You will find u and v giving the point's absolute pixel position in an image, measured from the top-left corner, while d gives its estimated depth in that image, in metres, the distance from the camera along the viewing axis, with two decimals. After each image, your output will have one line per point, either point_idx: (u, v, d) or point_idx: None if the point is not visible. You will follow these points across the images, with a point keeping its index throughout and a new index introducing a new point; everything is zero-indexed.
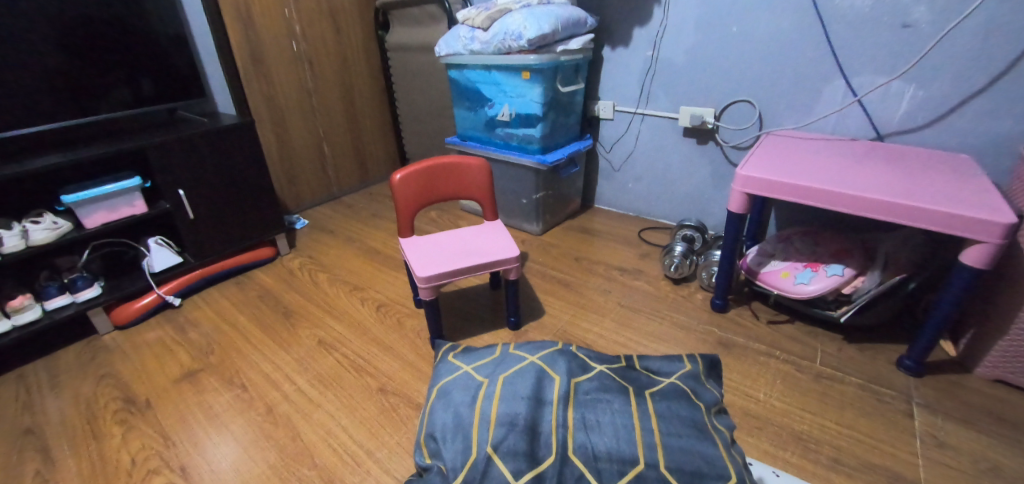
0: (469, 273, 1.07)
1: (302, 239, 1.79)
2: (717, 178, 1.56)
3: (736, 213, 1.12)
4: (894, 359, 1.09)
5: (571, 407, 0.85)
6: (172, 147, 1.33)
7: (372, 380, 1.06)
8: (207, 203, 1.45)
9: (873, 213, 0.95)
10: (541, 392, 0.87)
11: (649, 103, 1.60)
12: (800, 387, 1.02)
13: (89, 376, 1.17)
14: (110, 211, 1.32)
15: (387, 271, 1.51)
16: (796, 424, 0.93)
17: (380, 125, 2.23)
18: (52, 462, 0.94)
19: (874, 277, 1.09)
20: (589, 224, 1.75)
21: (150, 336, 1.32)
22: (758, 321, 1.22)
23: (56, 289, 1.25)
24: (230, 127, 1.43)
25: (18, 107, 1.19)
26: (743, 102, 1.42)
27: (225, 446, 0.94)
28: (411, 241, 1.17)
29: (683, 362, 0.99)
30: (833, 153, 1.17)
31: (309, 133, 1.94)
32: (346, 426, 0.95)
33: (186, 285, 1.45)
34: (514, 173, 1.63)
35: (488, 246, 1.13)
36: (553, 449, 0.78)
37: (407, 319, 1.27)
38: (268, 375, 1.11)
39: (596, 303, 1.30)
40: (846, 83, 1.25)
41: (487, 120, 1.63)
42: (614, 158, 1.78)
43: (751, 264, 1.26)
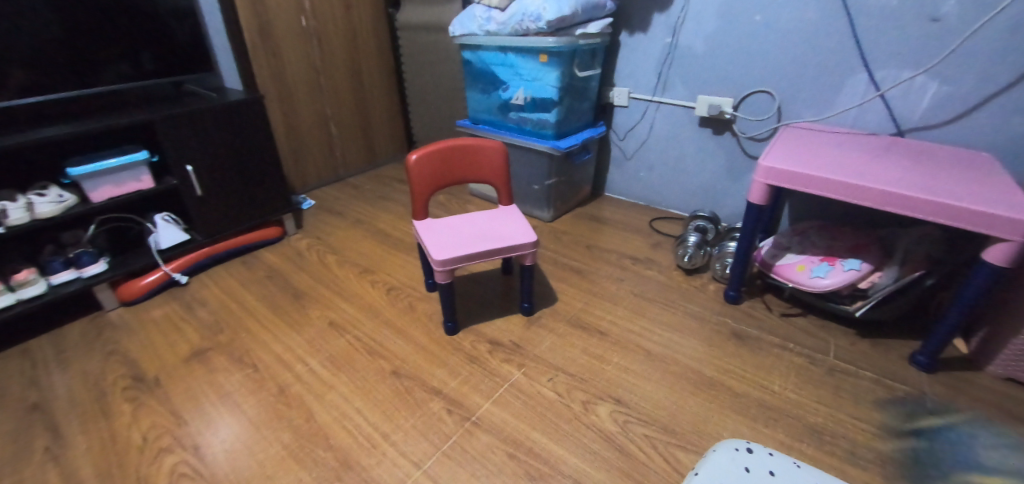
0: (486, 257, 1.05)
1: (308, 220, 1.76)
2: (732, 169, 1.54)
3: (755, 204, 1.11)
4: (907, 355, 1.08)
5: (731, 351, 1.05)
6: (180, 122, 1.30)
7: (385, 363, 1.05)
8: (214, 180, 1.43)
9: (895, 207, 0.94)
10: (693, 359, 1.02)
11: (666, 91, 1.58)
12: (815, 379, 1.01)
13: (95, 352, 1.16)
14: (116, 186, 1.29)
15: (396, 254, 1.50)
16: (811, 417, 0.93)
17: (388, 107, 2.19)
18: (61, 438, 0.93)
19: (892, 273, 1.08)
20: (599, 212, 1.74)
21: (156, 313, 1.30)
22: (770, 313, 1.22)
23: (61, 264, 1.23)
24: (238, 103, 1.40)
25: (24, 77, 1.16)
26: (762, 93, 1.40)
27: (238, 425, 0.93)
28: (425, 224, 1.16)
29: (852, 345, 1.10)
30: (853, 147, 1.16)
31: (316, 113, 1.90)
32: (360, 408, 0.94)
33: (192, 263, 1.43)
34: (527, 158, 1.61)
35: (504, 230, 1.11)
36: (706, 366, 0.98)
37: (418, 303, 1.25)
38: (279, 355, 1.10)
39: (608, 291, 1.29)
40: (869, 77, 1.23)
41: (501, 104, 1.60)
42: (627, 147, 1.76)
43: (765, 256, 1.26)
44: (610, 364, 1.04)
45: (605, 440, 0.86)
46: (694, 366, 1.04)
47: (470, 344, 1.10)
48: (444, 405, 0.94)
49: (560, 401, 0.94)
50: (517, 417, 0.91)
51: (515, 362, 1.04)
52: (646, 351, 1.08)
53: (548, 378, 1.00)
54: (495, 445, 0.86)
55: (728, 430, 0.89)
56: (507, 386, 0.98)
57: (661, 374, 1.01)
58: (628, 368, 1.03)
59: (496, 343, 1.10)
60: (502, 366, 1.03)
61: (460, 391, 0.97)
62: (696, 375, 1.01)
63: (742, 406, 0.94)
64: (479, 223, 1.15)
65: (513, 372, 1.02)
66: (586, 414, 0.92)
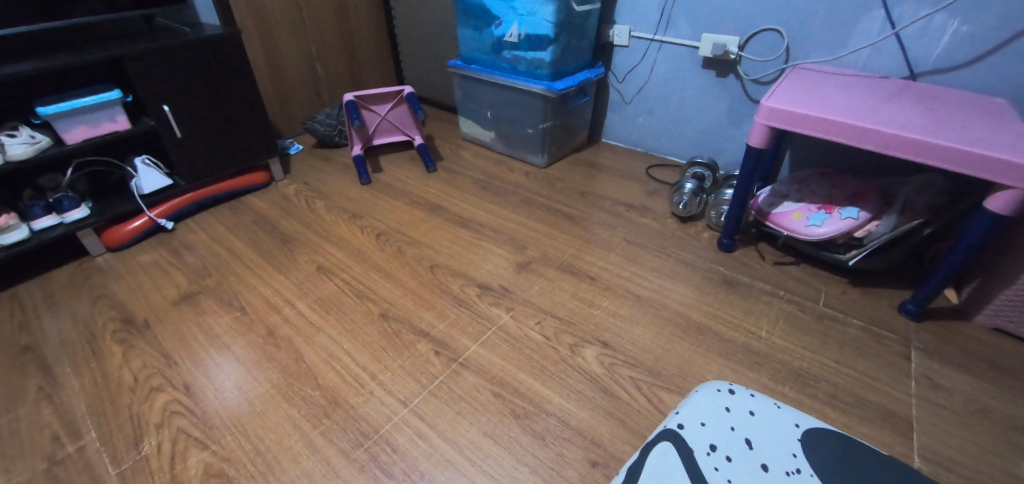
0: (374, 92, 1.61)
1: (296, 165, 1.72)
2: (734, 114, 1.48)
3: (755, 147, 1.06)
4: (896, 303, 1.08)
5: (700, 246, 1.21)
6: (151, 58, 1.23)
7: (374, 306, 1.05)
8: (194, 122, 1.37)
9: (900, 152, 0.90)
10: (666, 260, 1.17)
11: (669, 29, 1.49)
12: (803, 326, 1.02)
13: (84, 296, 1.15)
14: (90, 127, 1.24)
15: (385, 199, 1.47)
16: (796, 361, 0.94)
17: (377, 46, 2.08)
18: (53, 379, 0.94)
19: (889, 221, 1.06)
20: (595, 159, 1.69)
21: (144, 258, 1.29)
22: (763, 262, 1.21)
23: (42, 209, 1.20)
24: (212, 39, 1.31)
25: None
26: (770, 31, 1.31)
27: (227, 366, 0.94)
28: (358, 143, 1.64)
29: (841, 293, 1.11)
30: (862, 89, 1.10)
31: (300, 52, 1.81)
32: (348, 350, 0.95)
33: (177, 209, 1.41)
34: (521, 101, 1.54)
35: (397, 109, 1.68)
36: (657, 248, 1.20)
37: (408, 248, 1.24)
38: (267, 298, 1.10)
39: (601, 238, 1.27)
40: (886, 14, 1.14)
41: (494, 42, 1.51)
42: (626, 90, 1.68)
43: (762, 205, 1.24)
44: (598, 309, 1.04)
45: (590, 381, 0.87)
46: (683, 312, 1.04)
47: (459, 288, 1.09)
48: (431, 346, 0.95)
49: (547, 344, 0.95)
50: (505, 359, 0.92)
51: (504, 305, 1.04)
52: (636, 296, 1.08)
53: (536, 321, 1.00)
54: (482, 385, 0.87)
55: (713, 373, 0.90)
56: (496, 329, 0.98)
57: (649, 319, 1.01)
58: (618, 312, 1.03)
59: (486, 287, 1.09)
60: (491, 309, 1.03)
61: (448, 334, 0.97)
62: (685, 320, 1.01)
63: (728, 350, 0.95)
64: (382, 121, 1.69)
65: (502, 315, 1.02)
66: (572, 357, 0.92)
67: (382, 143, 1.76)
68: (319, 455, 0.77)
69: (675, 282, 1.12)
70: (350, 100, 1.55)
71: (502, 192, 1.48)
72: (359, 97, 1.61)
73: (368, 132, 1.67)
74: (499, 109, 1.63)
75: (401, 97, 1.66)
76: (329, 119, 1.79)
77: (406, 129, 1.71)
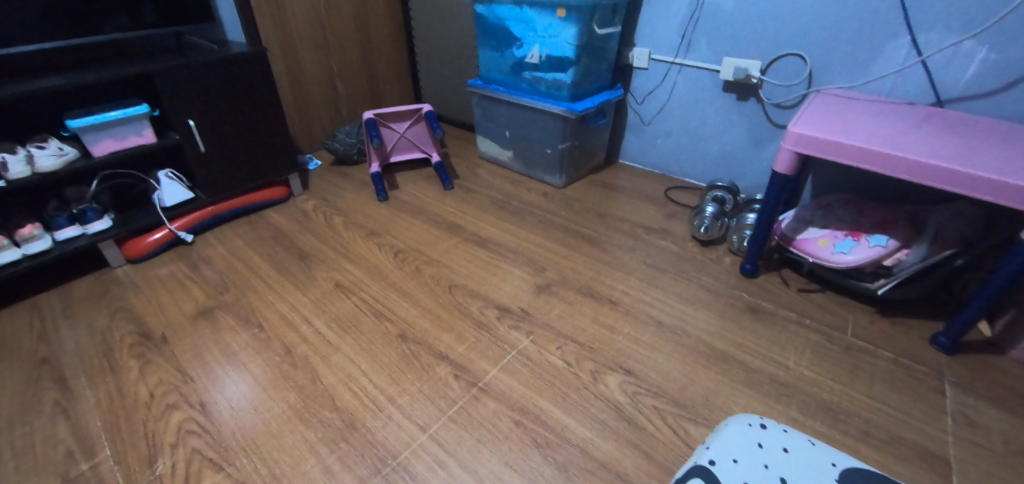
0: (394, 109, 1.63)
1: (314, 181, 1.73)
2: (754, 137, 1.47)
3: (780, 173, 1.05)
4: (927, 335, 1.05)
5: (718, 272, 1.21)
6: (179, 74, 1.25)
7: (392, 326, 1.04)
8: (218, 137, 1.38)
9: (932, 182, 0.88)
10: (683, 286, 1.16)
11: (689, 52, 1.49)
12: (832, 358, 0.98)
13: (103, 309, 1.16)
14: (117, 141, 1.26)
15: (403, 217, 1.47)
16: (825, 394, 0.91)
17: (397, 65, 2.11)
18: (69, 392, 0.93)
19: (920, 251, 1.04)
20: (612, 180, 1.69)
21: (162, 271, 1.29)
22: (787, 289, 1.18)
23: (66, 220, 1.21)
24: (239, 56, 1.33)
25: (16, 24, 1.10)
26: (793, 56, 1.31)
27: (243, 384, 0.93)
28: (376, 161, 1.65)
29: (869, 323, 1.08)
30: (889, 116, 1.08)
31: (322, 70, 1.84)
32: (365, 370, 0.94)
33: (198, 222, 1.42)
34: (540, 122, 1.55)
35: (416, 127, 1.69)
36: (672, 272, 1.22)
37: (426, 267, 1.23)
38: (284, 315, 1.09)
39: (620, 261, 1.25)
40: (912, 41, 1.13)
41: (514, 63, 1.53)
42: (645, 112, 1.68)
43: (785, 230, 1.22)
44: (620, 335, 1.01)
45: (613, 410, 0.85)
46: (707, 340, 1.01)
47: (477, 310, 1.08)
48: (450, 370, 0.93)
49: (568, 370, 0.93)
50: (526, 386, 0.90)
51: (523, 329, 1.03)
52: (658, 322, 1.05)
53: (557, 347, 0.98)
54: (502, 412, 0.85)
55: (740, 405, 0.87)
56: (516, 353, 0.97)
57: (673, 347, 0.99)
58: (640, 339, 1.01)
59: (505, 310, 1.08)
60: (510, 332, 1.02)
61: (467, 357, 0.96)
62: (709, 348, 0.99)
63: (755, 381, 0.92)
64: (400, 139, 1.69)
65: (522, 339, 1.00)
66: (595, 384, 0.90)
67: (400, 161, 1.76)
68: (336, 481, 0.75)
69: (697, 308, 1.10)
70: (369, 118, 1.57)
71: (520, 212, 1.48)
72: (379, 114, 1.63)
73: (386, 150, 1.68)
74: (517, 129, 1.63)
75: (420, 115, 1.68)
76: (349, 138, 1.81)
77: (424, 147, 1.72)
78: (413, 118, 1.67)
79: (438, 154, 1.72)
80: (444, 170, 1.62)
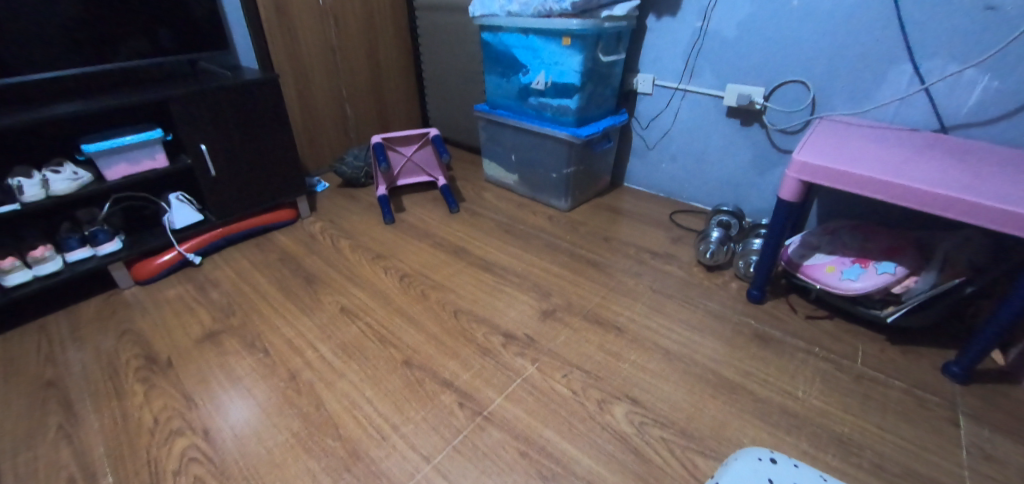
0: (402, 133, 1.66)
1: (322, 203, 1.75)
2: (759, 162, 1.48)
3: (786, 200, 1.04)
4: (939, 364, 1.03)
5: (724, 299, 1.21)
6: (193, 100, 1.28)
7: (397, 352, 1.04)
8: (229, 161, 1.41)
9: (940, 210, 0.86)
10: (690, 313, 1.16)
11: (693, 79, 1.51)
12: (842, 388, 0.97)
13: (110, 331, 1.16)
14: (131, 165, 1.29)
15: (409, 240, 1.48)
16: (836, 426, 0.89)
17: (405, 89, 2.16)
18: (74, 417, 0.93)
19: (929, 278, 1.03)
20: (617, 204, 1.69)
21: (170, 293, 1.30)
22: (795, 315, 1.17)
23: (77, 242, 1.23)
24: (252, 83, 1.37)
25: (37, 53, 1.14)
26: (796, 83, 1.32)
27: (247, 410, 0.92)
28: (383, 183, 1.67)
29: (879, 352, 1.06)
30: (893, 143, 1.08)
31: (332, 94, 1.88)
32: (370, 397, 0.93)
33: (206, 244, 1.43)
34: (545, 146, 1.56)
35: (423, 150, 1.71)
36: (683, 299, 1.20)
37: (431, 291, 1.23)
38: (289, 340, 1.09)
39: (626, 286, 1.25)
40: (913, 69, 1.14)
41: (520, 88, 1.56)
42: (649, 136, 1.70)
43: (792, 256, 1.21)
44: (626, 363, 1.01)
45: (619, 441, 0.84)
46: (714, 368, 1.00)
47: (483, 336, 1.08)
48: (455, 398, 0.92)
49: (574, 399, 0.92)
50: (531, 415, 0.89)
51: (529, 356, 1.02)
52: (664, 350, 1.04)
53: (562, 374, 0.97)
54: (507, 442, 0.84)
55: (749, 436, 0.86)
56: (521, 381, 0.96)
57: (679, 375, 0.98)
58: (646, 367, 1.00)
59: (510, 336, 1.07)
60: (516, 360, 1.01)
61: (472, 385, 0.95)
62: (716, 377, 0.98)
63: (764, 412, 0.91)
64: (407, 163, 1.72)
65: (527, 367, 0.99)
66: (601, 414, 0.89)
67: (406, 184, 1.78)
68: None
69: (703, 335, 1.09)
70: (377, 142, 1.60)
71: (525, 236, 1.48)
72: (386, 138, 1.66)
73: (393, 173, 1.70)
74: (523, 152, 1.65)
75: (427, 139, 1.71)
76: (357, 161, 1.84)
77: (430, 170, 1.74)
78: (420, 141, 1.69)
79: (444, 177, 1.74)
80: (450, 193, 1.64)
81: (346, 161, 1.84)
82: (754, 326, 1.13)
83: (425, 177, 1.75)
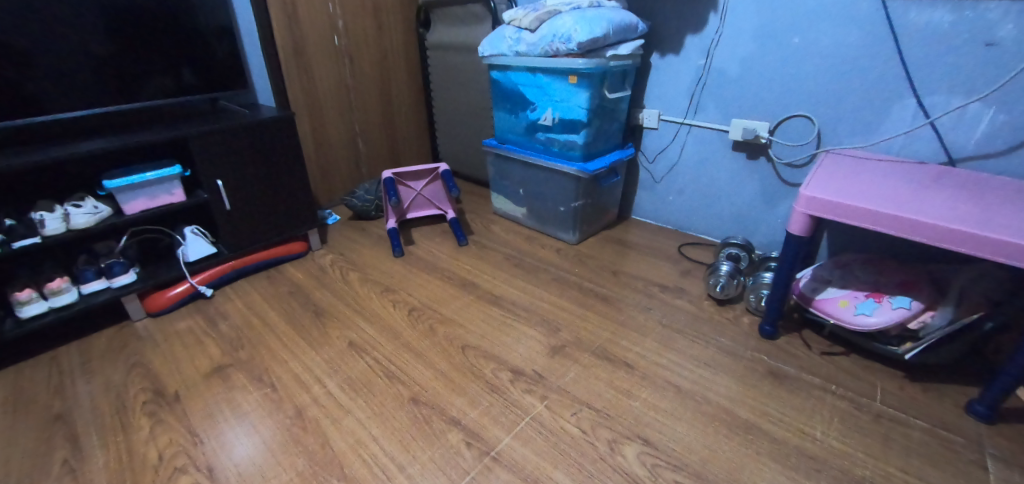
0: (412, 168, 1.69)
1: (333, 236, 1.78)
2: (766, 195, 1.48)
3: (795, 235, 1.03)
4: (962, 403, 0.99)
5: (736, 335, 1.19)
6: (212, 137, 1.32)
7: (404, 389, 1.03)
8: (243, 195, 1.44)
9: (953, 245, 0.85)
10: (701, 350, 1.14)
11: (698, 114, 1.54)
12: (862, 428, 0.94)
13: (119, 363, 1.17)
14: (149, 199, 1.32)
15: (418, 273, 1.49)
16: (857, 469, 0.86)
17: (416, 124, 2.22)
18: (79, 451, 0.93)
19: (946, 313, 1.01)
20: (626, 236, 1.70)
21: (180, 325, 1.31)
22: (810, 351, 1.14)
23: (93, 273, 1.25)
24: (269, 120, 1.42)
25: (66, 93, 1.20)
26: (801, 118, 1.34)
27: (252, 447, 0.91)
28: (393, 217, 1.69)
29: (899, 389, 1.03)
30: (901, 177, 1.08)
31: (345, 130, 1.93)
32: (376, 436, 0.92)
33: (218, 276, 1.45)
34: (553, 179, 1.58)
35: (433, 184, 1.74)
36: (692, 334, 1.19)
37: (439, 326, 1.23)
38: (297, 375, 1.09)
39: (635, 321, 1.24)
40: (917, 103, 1.15)
41: (528, 124, 1.59)
42: (656, 170, 1.72)
43: (803, 289, 1.20)
44: (637, 401, 0.99)
45: None
46: (728, 407, 0.97)
47: (491, 372, 1.06)
48: (463, 437, 0.91)
49: (584, 440, 0.90)
50: (541, 456, 0.87)
51: (538, 394, 1.01)
52: (676, 387, 1.02)
53: (572, 413, 0.96)
54: None
55: (766, 480, 0.83)
56: (529, 420, 0.94)
57: (692, 414, 0.96)
58: (658, 406, 0.97)
59: (519, 373, 1.06)
60: (525, 397, 1.00)
61: (480, 423, 0.94)
62: (731, 417, 0.95)
63: (781, 454, 0.88)
64: (417, 196, 1.75)
65: (536, 405, 0.98)
66: (611, 455, 0.87)
67: (416, 217, 1.81)
68: None
69: (715, 372, 1.07)
70: (388, 177, 1.63)
71: (533, 269, 1.48)
72: (397, 173, 1.69)
73: (403, 207, 1.73)
74: (531, 186, 1.67)
75: (437, 173, 1.74)
76: (367, 194, 1.87)
77: (440, 204, 1.77)
78: (430, 176, 1.73)
79: (453, 210, 1.76)
80: (459, 226, 1.66)
81: (356, 193, 1.88)
82: (768, 362, 1.10)
83: (435, 210, 1.77)
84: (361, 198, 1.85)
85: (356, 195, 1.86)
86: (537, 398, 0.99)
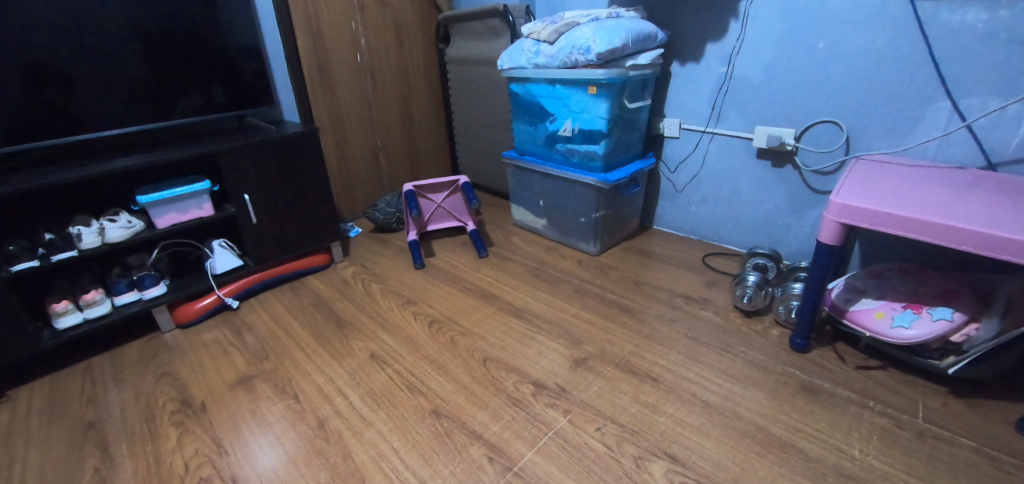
0: (433, 180, 1.70)
1: (355, 248, 1.80)
2: (794, 203, 1.44)
3: (827, 244, 1.00)
4: (1013, 421, 0.93)
5: (765, 349, 1.15)
6: (239, 153, 1.36)
7: (425, 401, 1.02)
8: (269, 208, 1.47)
9: (998, 253, 0.80)
10: (729, 364, 1.10)
11: (720, 122, 1.52)
12: (904, 446, 0.89)
13: (149, 373, 1.19)
14: (179, 213, 1.36)
15: (438, 285, 1.49)
16: None
17: (435, 137, 2.24)
18: (110, 460, 0.95)
19: (991, 326, 0.96)
20: (647, 246, 1.67)
21: (207, 336, 1.34)
22: (844, 365, 1.09)
23: (126, 286, 1.29)
24: (293, 135, 1.45)
25: (103, 113, 1.26)
26: (829, 123, 1.30)
27: (274, 459, 0.92)
28: (414, 229, 1.70)
29: (944, 406, 0.97)
30: (939, 182, 1.03)
31: (367, 143, 1.97)
32: (398, 448, 0.91)
33: (244, 288, 1.48)
34: (573, 190, 1.57)
35: (452, 196, 1.75)
36: (720, 347, 1.16)
37: (460, 338, 1.22)
38: (319, 387, 1.09)
39: (659, 333, 1.21)
40: (952, 105, 1.11)
41: (548, 135, 1.60)
42: (678, 179, 1.70)
43: (836, 300, 1.15)
44: (663, 416, 0.96)
45: None
46: (760, 423, 0.94)
47: (513, 385, 1.05)
48: (484, 451, 0.89)
49: (608, 456, 0.87)
50: (565, 472, 0.84)
51: (561, 407, 0.99)
52: (703, 402, 0.99)
53: (595, 428, 0.93)
54: None
55: None
56: (552, 434, 0.92)
57: (721, 430, 0.92)
58: (684, 421, 0.94)
59: (541, 386, 1.05)
60: (547, 411, 0.98)
61: (502, 437, 0.92)
62: (763, 434, 0.91)
63: (817, 473, 0.84)
64: (437, 208, 1.76)
65: (559, 419, 0.96)
66: (638, 472, 0.84)
67: (436, 229, 1.82)
68: None
69: (745, 387, 1.03)
70: (409, 190, 1.65)
71: (554, 281, 1.47)
72: (418, 186, 1.71)
73: (424, 219, 1.74)
74: (551, 197, 1.67)
75: (457, 186, 1.75)
76: (388, 207, 1.89)
77: (460, 215, 1.78)
78: (450, 188, 1.74)
79: (473, 222, 1.77)
80: (479, 237, 1.66)
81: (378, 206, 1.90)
82: (802, 376, 1.06)
83: (454, 222, 1.78)
84: (383, 211, 1.87)
85: (377, 208, 1.88)
86: (560, 412, 0.97)
